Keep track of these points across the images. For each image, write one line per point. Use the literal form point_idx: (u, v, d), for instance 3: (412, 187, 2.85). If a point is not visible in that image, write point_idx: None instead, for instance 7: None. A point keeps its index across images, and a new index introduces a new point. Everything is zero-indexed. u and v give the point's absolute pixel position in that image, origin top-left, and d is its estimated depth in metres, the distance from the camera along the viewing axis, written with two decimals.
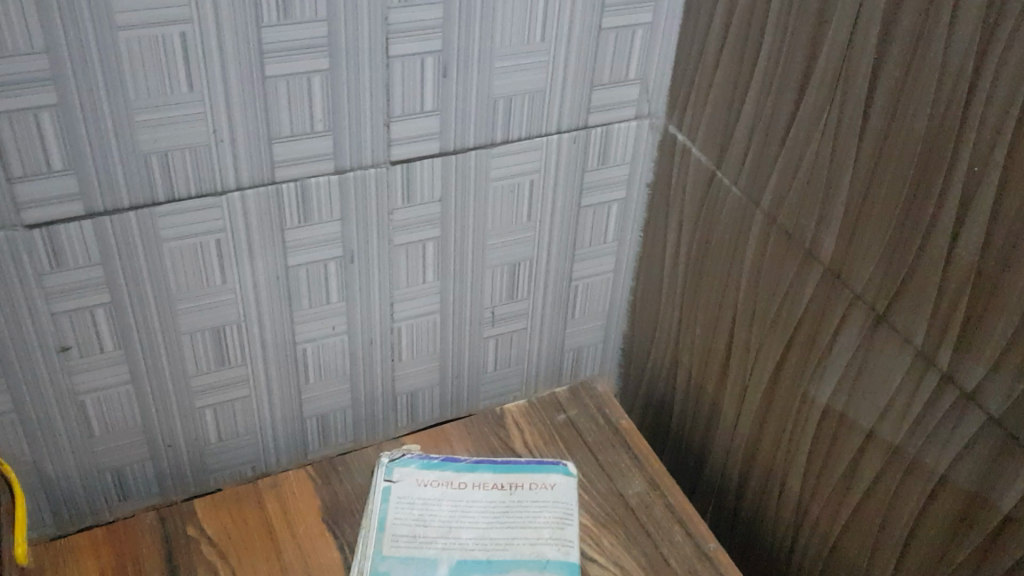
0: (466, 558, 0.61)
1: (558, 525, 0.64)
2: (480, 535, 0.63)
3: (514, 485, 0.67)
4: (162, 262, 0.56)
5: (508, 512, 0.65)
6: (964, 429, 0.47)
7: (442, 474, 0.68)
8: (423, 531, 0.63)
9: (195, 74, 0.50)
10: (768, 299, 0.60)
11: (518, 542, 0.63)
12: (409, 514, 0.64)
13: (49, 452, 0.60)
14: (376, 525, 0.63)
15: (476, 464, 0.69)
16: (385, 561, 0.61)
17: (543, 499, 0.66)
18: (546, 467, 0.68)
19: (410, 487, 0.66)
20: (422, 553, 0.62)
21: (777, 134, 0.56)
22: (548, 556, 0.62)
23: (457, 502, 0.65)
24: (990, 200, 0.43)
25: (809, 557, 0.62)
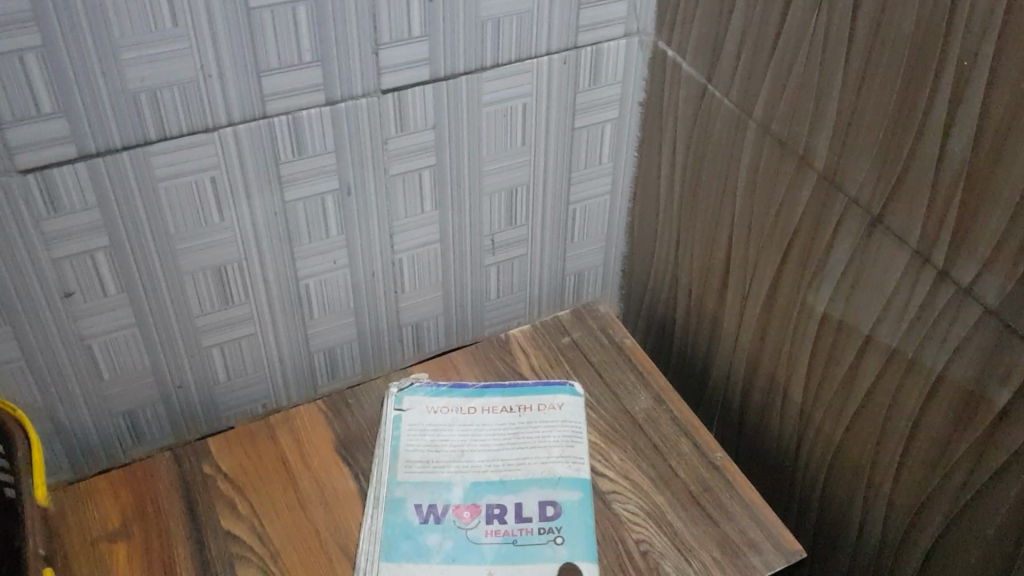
0: (479, 480, 0.63)
1: (568, 443, 0.65)
2: (492, 456, 0.64)
3: (523, 406, 0.68)
4: (158, 203, 0.56)
5: (518, 432, 0.66)
6: (961, 325, 0.48)
7: (452, 400, 0.69)
8: (436, 455, 0.65)
9: (178, 9, 0.50)
10: (765, 209, 0.60)
11: (529, 461, 0.64)
12: (421, 440, 0.66)
13: (60, 397, 0.60)
14: (390, 452, 0.65)
15: (484, 388, 0.70)
16: (400, 487, 0.62)
17: (552, 419, 0.67)
18: (553, 388, 0.69)
19: (421, 415, 0.67)
20: (436, 477, 0.63)
21: (767, 41, 0.56)
22: (558, 473, 0.63)
23: (467, 425, 0.67)
24: (980, 93, 0.43)
25: (814, 462, 0.63)
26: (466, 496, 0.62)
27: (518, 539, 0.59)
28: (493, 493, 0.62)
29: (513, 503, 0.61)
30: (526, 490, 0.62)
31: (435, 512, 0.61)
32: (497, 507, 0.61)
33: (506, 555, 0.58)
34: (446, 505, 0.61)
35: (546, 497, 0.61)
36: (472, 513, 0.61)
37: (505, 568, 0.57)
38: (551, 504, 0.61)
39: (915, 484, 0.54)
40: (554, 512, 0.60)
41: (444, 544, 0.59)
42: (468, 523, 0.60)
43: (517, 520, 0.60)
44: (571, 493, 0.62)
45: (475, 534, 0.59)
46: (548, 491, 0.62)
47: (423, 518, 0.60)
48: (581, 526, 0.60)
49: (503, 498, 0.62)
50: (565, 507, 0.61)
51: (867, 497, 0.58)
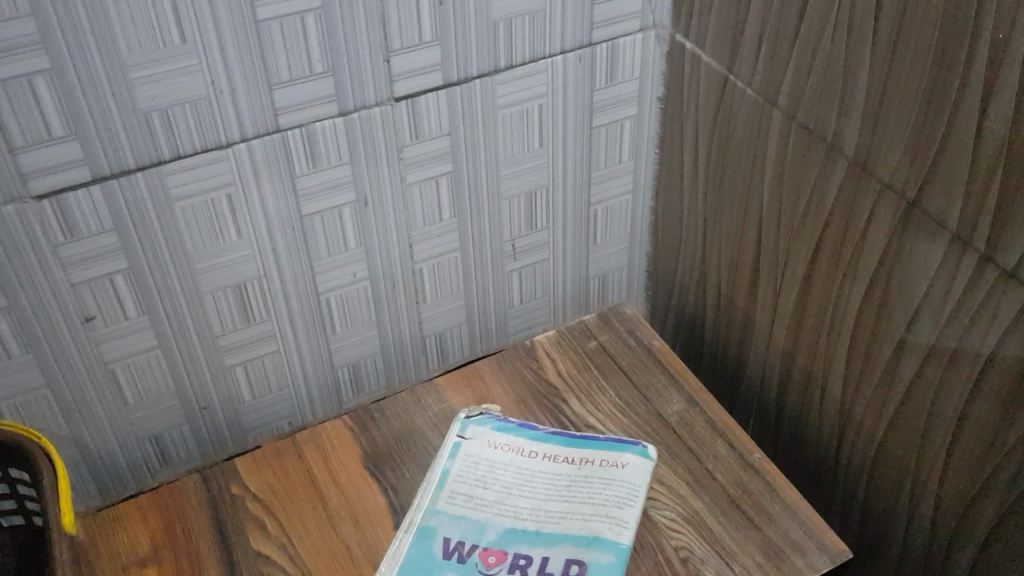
0: (516, 528, 0.59)
1: (619, 505, 0.60)
2: (536, 507, 0.61)
3: (585, 460, 0.63)
4: (175, 222, 0.55)
5: (572, 488, 0.61)
6: (1006, 310, 0.46)
7: (516, 440, 0.65)
8: (483, 494, 0.62)
9: (186, 25, 0.49)
10: (792, 201, 0.59)
11: (571, 518, 0.60)
12: (474, 475, 0.63)
13: (86, 424, 0.60)
14: (439, 480, 0.63)
15: (552, 434, 0.66)
16: (434, 519, 0.60)
17: (611, 478, 0.62)
18: (622, 446, 0.64)
19: (482, 450, 0.65)
20: (473, 514, 0.60)
21: (788, 28, 0.54)
22: (596, 534, 0.58)
23: (524, 470, 0.63)
24: (1018, 69, 0.41)
25: (855, 459, 0.61)
26: (495, 541, 0.58)
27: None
28: (524, 544, 0.58)
29: (541, 557, 0.57)
30: (557, 545, 0.58)
31: (461, 552, 0.58)
32: (524, 560, 0.57)
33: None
34: (475, 546, 0.58)
35: (575, 555, 0.57)
36: (497, 559, 0.57)
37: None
38: (577, 564, 0.56)
39: (964, 477, 0.52)
40: (578, 573, 0.56)
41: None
42: (489, 570, 0.57)
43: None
44: (603, 556, 0.57)
45: None
46: (579, 549, 0.57)
47: (447, 553, 0.58)
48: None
49: (533, 551, 0.58)
50: (589, 568, 0.56)
51: (913, 493, 0.57)
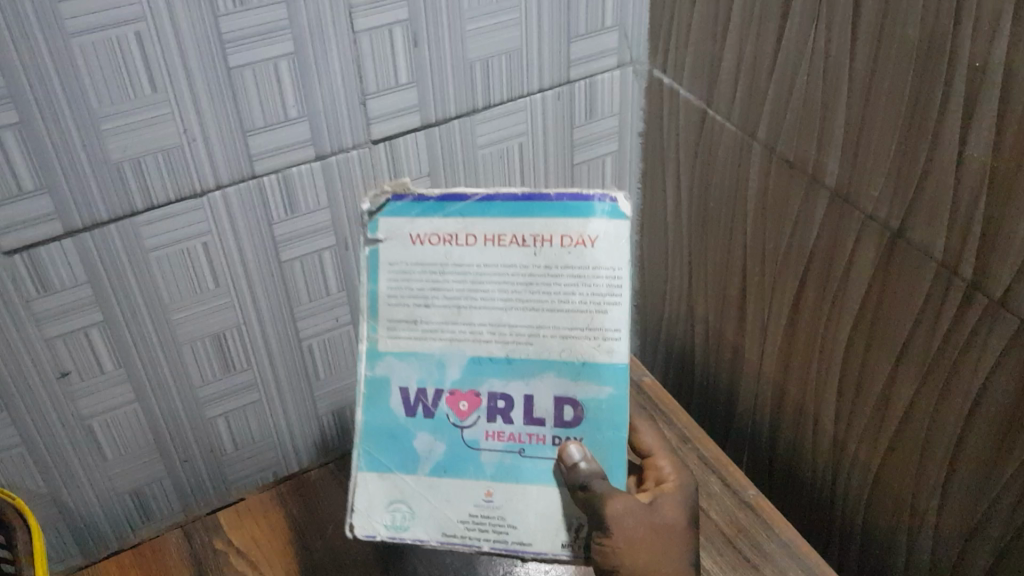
0: (481, 356, 0.47)
1: (599, 306, 0.45)
2: (499, 325, 0.46)
3: (541, 239, 0.45)
4: (151, 274, 0.54)
5: (533, 289, 0.45)
6: (998, 337, 0.45)
7: (446, 225, 0.46)
8: (427, 315, 0.47)
9: (157, 74, 0.48)
10: (777, 233, 0.58)
11: (546, 336, 0.46)
12: (408, 294, 0.47)
13: (64, 481, 0.58)
14: (370, 308, 0.47)
15: (488, 198, 0.45)
16: (381, 364, 0.48)
17: (580, 271, 0.45)
18: (583, 208, 0.45)
19: (403, 252, 0.47)
20: (425, 348, 0.47)
21: (765, 62, 0.54)
22: (585, 359, 0.46)
23: (466, 272, 0.46)
24: (996, 94, 0.41)
25: (852, 494, 0.60)
26: (461, 381, 0.47)
27: (526, 450, 0.47)
28: (497, 378, 0.47)
29: (523, 397, 0.47)
30: (538, 377, 0.46)
31: (424, 401, 0.48)
32: (502, 400, 0.47)
33: (509, 470, 0.47)
34: (438, 390, 0.47)
35: (566, 392, 0.46)
36: (470, 404, 0.47)
37: (507, 489, 0.47)
38: (570, 405, 0.47)
39: (962, 509, 0.51)
40: (573, 418, 0.47)
41: (434, 449, 0.48)
42: (464, 421, 0.48)
43: (528, 422, 0.47)
44: (600, 390, 0.46)
45: (473, 436, 0.47)
46: (567, 383, 0.46)
47: (410, 409, 0.48)
48: (609, 436, 0.47)
49: (511, 387, 0.47)
50: (592, 410, 0.46)
51: (912, 528, 0.55)
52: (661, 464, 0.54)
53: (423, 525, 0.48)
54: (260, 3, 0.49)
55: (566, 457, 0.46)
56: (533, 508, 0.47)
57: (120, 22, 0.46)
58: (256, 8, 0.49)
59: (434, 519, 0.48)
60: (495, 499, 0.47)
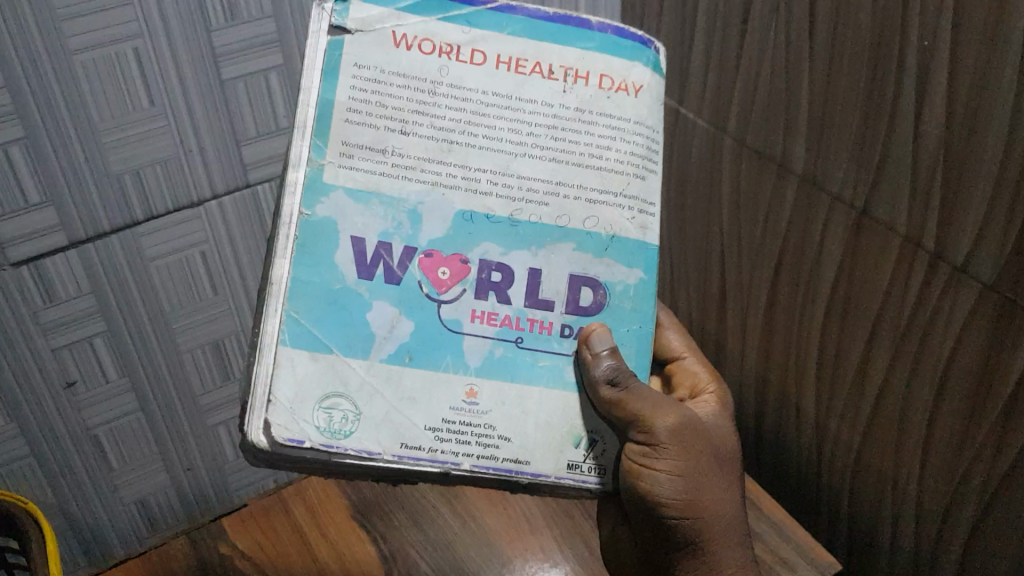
0: (474, 213, 0.46)
1: (638, 169, 0.47)
2: (504, 173, 0.45)
3: (573, 76, 0.46)
4: (152, 283, 0.57)
5: (557, 136, 0.46)
6: (961, 304, 0.47)
7: (449, 33, 0.45)
8: (403, 144, 0.44)
9: (155, 88, 0.51)
10: (751, 223, 0.60)
11: (565, 196, 0.47)
12: (380, 113, 0.44)
13: (71, 491, 0.60)
14: (322, 115, 0.44)
15: (506, 12, 0.46)
16: (326, 200, 0.44)
17: (613, 126, 0.47)
18: (629, 51, 0.47)
19: (381, 54, 0.44)
20: (394, 191, 0.45)
21: (731, 57, 0.57)
22: (614, 231, 0.48)
23: (466, 97, 0.45)
24: (946, 70, 0.43)
25: (836, 472, 0.62)
26: (443, 241, 0.45)
27: (523, 340, 0.47)
28: (492, 240, 0.46)
29: (527, 273, 0.47)
30: (556, 249, 0.47)
31: (388, 260, 0.45)
32: (497, 273, 0.47)
33: (498, 363, 0.47)
34: (408, 249, 0.45)
35: (585, 272, 0.48)
36: (452, 272, 0.46)
37: (492, 388, 0.47)
38: (589, 287, 0.48)
39: (940, 479, 0.53)
40: (592, 304, 0.48)
41: (398, 324, 0.45)
42: (443, 293, 0.46)
43: (529, 305, 0.47)
44: (631, 273, 0.48)
45: (455, 317, 0.46)
46: (588, 258, 0.47)
47: (366, 269, 0.45)
48: (631, 328, 0.49)
49: (512, 258, 0.46)
50: (615, 296, 0.49)
51: (895, 500, 0.57)
52: (694, 369, 0.59)
53: (374, 433, 0.45)
54: (251, 17, 0.52)
55: (593, 343, 0.47)
56: (531, 421, 0.47)
57: (119, 38, 0.49)
58: (247, 22, 0.52)
59: (390, 426, 0.45)
60: (480, 401, 0.46)
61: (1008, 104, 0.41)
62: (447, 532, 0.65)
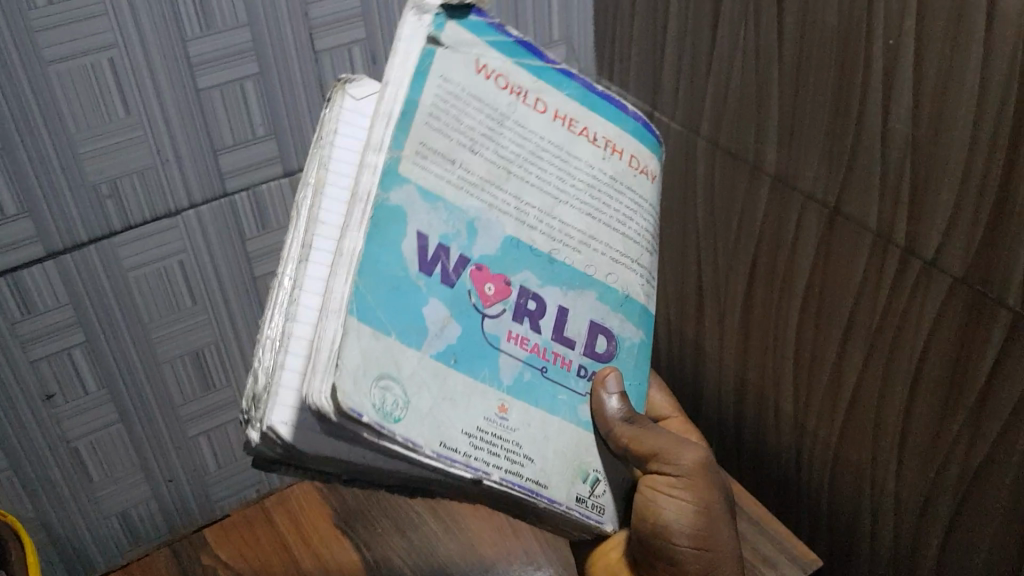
0: (520, 242, 0.44)
1: (647, 240, 0.50)
2: (548, 215, 0.45)
3: (609, 147, 0.48)
4: (131, 294, 0.57)
5: (592, 194, 0.47)
6: (933, 299, 0.48)
7: (520, 76, 0.44)
8: (471, 161, 0.42)
9: (130, 98, 0.51)
10: (726, 223, 0.61)
11: (596, 249, 0.47)
12: (455, 126, 0.42)
13: (51, 504, 0.60)
14: (406, 114, 0.40)
15: (567, 74, 0.46)
16: (399, 188, 0.40)
17: (634, 199, 0.49)
18: (652, 138, 0.50)
19: (465, 74, 0.42)
20: (456, 200, 0.42)
21: (702, 60, 0.58)
22: (626, 291, 0.49)
23: (529, 138, 0.44)
24: (912, 67, 0.44)
25: (816, 469, 0.62)
26: (492, 261, 0.43)
27: (548, 369, 0.46)
28: (531, 273, 0.45)
29: (557, 308, 0.46)
30: (580, 293, 0.47)
31: (445, 262, 0.41)
32: (533, 302, 0.45)
33: (525, 385, 0.45)
34: (463, 258, 0.42)
35: (602, 321, 0.48)
36: (497, 294, 0.43)
37: (522, 408, 0.44)
38: (603, 336, 0.49)
39: (917, 472, 0.54)
40: (601, 351, 0.49)
41: (448, 327, 0.41)
42: (487, 307, 0.43)
43: (556, 338, 0.46)
44: (636, 333, 0.50)
45: (496, 333, 0.43)
46: (603, 312, 0.48)
47: (426, 265, 0.40)
48: (632, 384, 0.51)
49: (546, 291, 0.46)
50: (624, 348, 0.50)
51: (874, 495, 0.58)
52: (679, 429, 0.62)
53: (419, 426, 0.39)
54: (225, 26, 0.52)
55: (608, 385, 0.48)
56: (552, 446, 0.45)
57: (93, 49, 0.49)
58: (221, 31, 0.52)
59: (433, 422, 0.40)
60: (509, 418, 0.43)
61: (972, 98, 0.42)
62: (430, 538, 0.66)
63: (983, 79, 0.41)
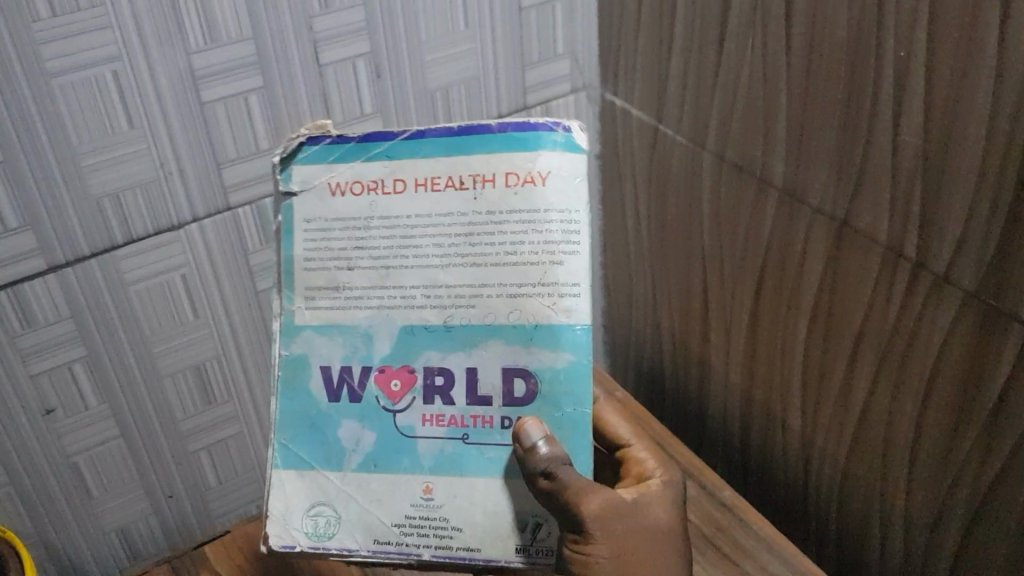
0: (416, 325, 0.47)
1: (551, 255, 0.44)
2: (434, 286, 0.46)
3: (480, 180, 0.45)
4: (132, 307, 0.56)
5: (472, 242, 0.45)
6: (944, 313, 0.48)
7: (372, 171, 0.46)
8: (352, 277, 0.47)
9: (134, 111, 0.51)
10: (732, 237, 0.61)
11: (489, 295, 0.45)
12: (331, 254, 0.47)
13: (50, 520, 0.59)
14: (288, 273, 0.48)
15: (417, 137, 0.46)
16: (299, 339, 0.48)
17: (525, 219, 0.44)
18: (532, 140, 0.44)
19: (322, 206, 0.47)
20: (350, 318, 0.47)
21: (708, 74, 0.58)
22: (538, 320, 0.45)
23: (394, 225, 0.46)
24: (922, 80, 0.44)
25: (823, 486, 0.61)
26: (391, 357, 0.47)
27: (470, 435, 0.47)
28: (433, 350, 0.47)
29: (465, 372, 0.47)
30: (483, 346, 0.46)
31: (350, 381, 0.48)
32: (440, 376, 0.47)
33: (449, 460, 0.47)
34: (365, 368, 0.48)
35: (515, 363, 0.46)
36: (402, 383, 0.47)
37: (447, 484, 0.47)
38: (520, 378, 0.46)
39: (928, 488, 0.53)
40: (524, 394, 0.46)
41: (361, 438, 0.48)
42: (396, 404, 0.47)
43: (470, 402, 0.47)
44: (558, 356, 0.45)
45: (407, 423, 0.47)
46: (517, 351, 0.46)
47: (333, 393, 0.48)
48: (569, 413, 0.46)
49: (449, 360, 0.46)
50: (544, 382, 0.46)
51: (883, 511, 0.57)
52: (640, 457, 0.55)
53: (351, 532, 0.48)
54: (230, 39, 0.52)
55: (524, 438, 0.45)
56: (480, 508, 0.47)
57: (98, 61, 0.49)
58: (226, 44, 0.52)
59: (363, 525, 0.48)
60: (434, 496, 0.47)
61: (985, 110, 0.42)
62: None
63: (996, 90, 0.41)
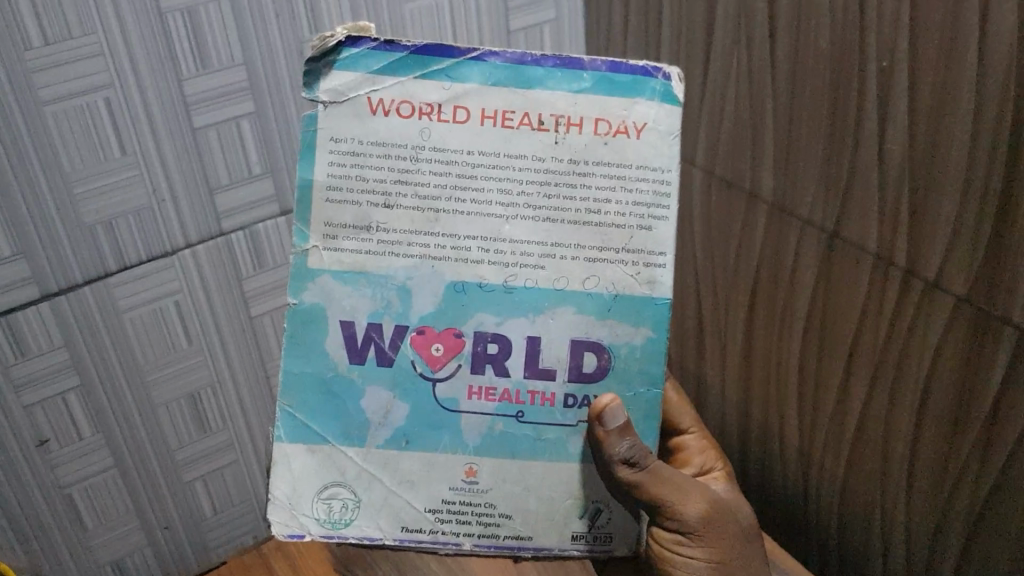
0: (467, 283, 0.45)
1: (644, 221, 0.45)
2: (494, 237, 0.44)
3: (563, 124, 0.44)
4: (126, 336, 0.56)
5: (549, 192, 0.44)
6: (936, 320, 0.48)
7: (427, 92, 0.43)
8: (389, 218, 0.44)
9: (126, 138, 0.51)
10: (724, 252, 0.61)
11: (563, 257, 0.45)
12: (363, 188, 0.44)
13: (45, 554, 0.58)
14: (303, 199, 0.44)
15: (484, 61, 0.43)
16: (311, 286, 0.46)
17: (612, 174, 0.44)
18: (630, 86, 0.44)
19: (355, 125, 0.44)
20: (382, 270, 0.45)
21: (695, 91, 0.59)
22: (616, 289, 0.46)
23: (448, 160, 0.44)
24: (906, 88, 0.44)
25: (823, 499, 0.61)
26: (431, 320, 0.46)
27: (525, 413, 0.47)
28: (487, 311, 0.46)
29: (524, 341, 0.46)
30: (552, 309, 0.46)
31: (378, 342, 0.46)
32: (492, 344, 0.47)
33: (501, 441, 0.48)
34: (399, 327, 0.46)
35: (588, 337, 0.46)
36: (446, 348, 0.46)
37: (493, 466, 0.48)
38: (592, 352, 0.47)
39: (928, 498, 0.53)
40: (595, 369, 0.47)
41: (391, 411, 0.47)
42: (436, 370, 0.47)
43: (528, 376, 0.47)
44: (636, 332, 0.46)
45: (450, 398, 0.47)
46: (591, 322, 0.46)
47: (357, 355, 0.47)
48: (641, 393, 0.47)
49: (507, 327, 0.46)
50: (621, 358, 0.47)
51: (884, 522, 0.57)
52: (697, 447, 0.62)
53: (374, 517, 0.49)
54: (221, 65, 0.53)
55: (606, 420, 0.46)
56: (534, 497, 0.49)
57: (90, 89, 0.49)
58: (217, 70, 0.53)
59: (389, 510, 0.49)
60: (478, 480, 0.48)
61: (969, 113, 0.42)
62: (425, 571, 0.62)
63: (978, 93, 0.41)
